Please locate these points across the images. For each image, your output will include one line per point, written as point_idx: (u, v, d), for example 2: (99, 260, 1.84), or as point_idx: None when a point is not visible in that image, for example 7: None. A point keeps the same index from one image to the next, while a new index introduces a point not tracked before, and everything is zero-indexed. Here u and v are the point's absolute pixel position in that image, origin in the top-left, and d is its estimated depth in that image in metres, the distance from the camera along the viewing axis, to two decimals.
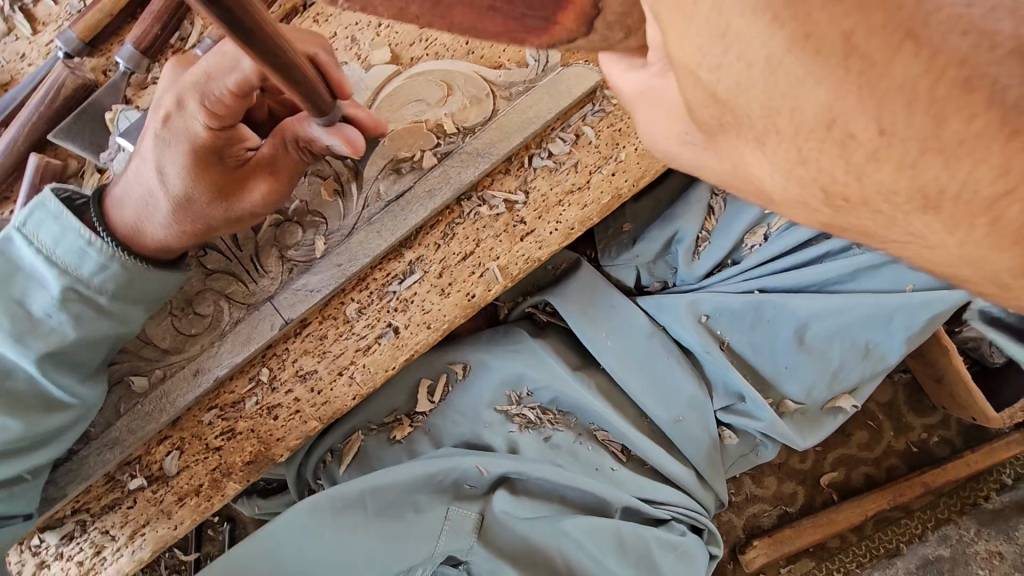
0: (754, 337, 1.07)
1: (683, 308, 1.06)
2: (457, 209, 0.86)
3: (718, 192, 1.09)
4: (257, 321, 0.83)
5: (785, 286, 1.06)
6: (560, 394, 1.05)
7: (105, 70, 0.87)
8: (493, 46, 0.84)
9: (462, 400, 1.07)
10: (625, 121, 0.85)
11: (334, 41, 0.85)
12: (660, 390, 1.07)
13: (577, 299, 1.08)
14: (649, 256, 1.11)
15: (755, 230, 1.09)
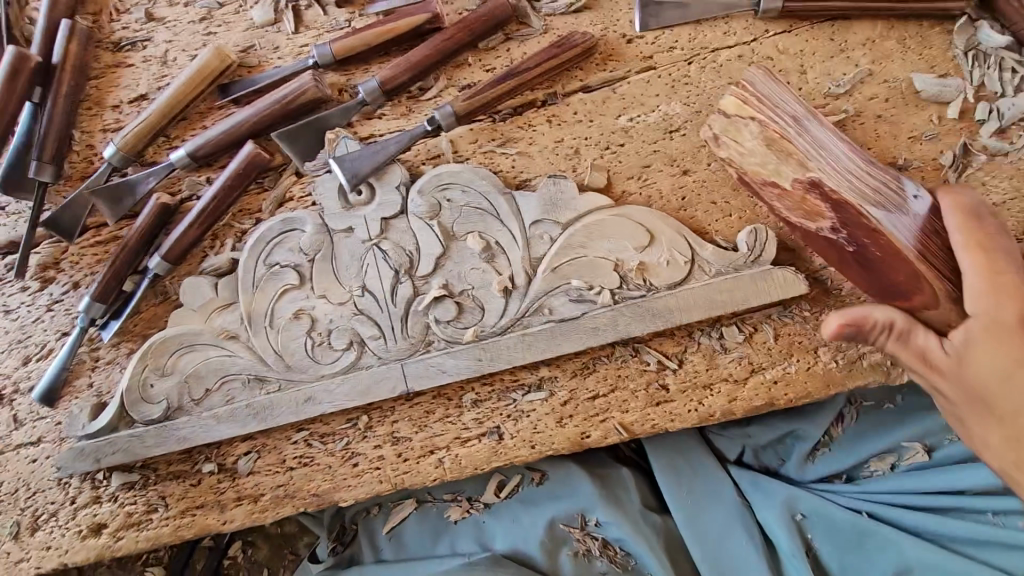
0: (848, 560, 0.93)
1: (782, 499, 0.97)
2: (608, 349, 0.84)
3: (854, 403, 1.00)
4: (381, 377, 0.84)
5: (901, 522, 0.94)
6: (624, 538, 0.96)
7: (341, 88, 0.88)
8: (707, 211, 0.83)
9: (524, 502, 1.01)
10: (809, 338, 0.81)
11: (557, 147, 0.86)
12: (727, 572, 0.94)
13: (672, 449, 1.02)
14: (761, 441, 1.03)
15: (883, 456, 0.98)
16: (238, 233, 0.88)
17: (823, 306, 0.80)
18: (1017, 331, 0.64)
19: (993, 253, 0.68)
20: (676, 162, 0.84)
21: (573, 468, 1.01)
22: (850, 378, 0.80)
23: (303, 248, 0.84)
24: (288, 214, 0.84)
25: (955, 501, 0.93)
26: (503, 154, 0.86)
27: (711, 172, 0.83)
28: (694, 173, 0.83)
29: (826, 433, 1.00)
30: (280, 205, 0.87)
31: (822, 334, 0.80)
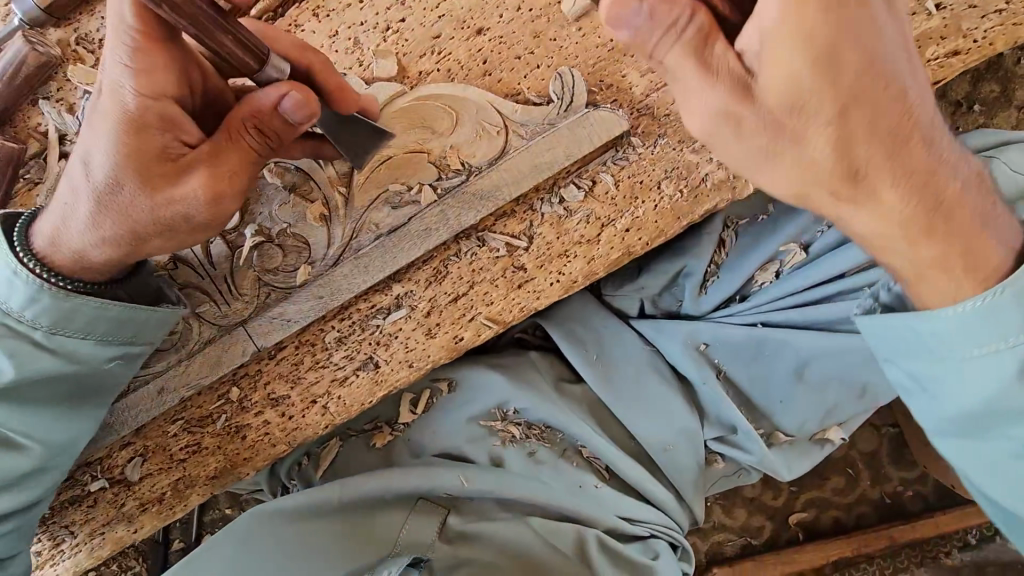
0: (752, 371, 0.97)
1: (682, 336, 0.96)
2: (454, 246, 0.79)
3: (732, 224, 0.97)
4: (228, 345, 0.79)
5: (793, 321, 0.95)
6: (546, 416, 0.97)
7: (72, 43, 0.76)
8: (512, 70, 0.74)
9: (442, 410, 1.01)
10: (648, 174, 0.77)
11: (333, 43, 0.75)
12: (649, 411, 0.98)
13: (570, 324, 0.99)
14: (654, 289, 1.00)
15: (766, 268, 0.96)
16: None
17: (655, 136, 0.76)
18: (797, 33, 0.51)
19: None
20: (466, 23, 0.75)
21: (477, 367, 0.99)
22: (699, 204, 0.77)
23: None
24: None
25: (837, 286, 0.93)
26: None
27: (506, 24, 0.75)
28: (488, 30, 0.75)
29: (712, 262, 0.97)
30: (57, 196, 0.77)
31: (660, 167, 0.77)
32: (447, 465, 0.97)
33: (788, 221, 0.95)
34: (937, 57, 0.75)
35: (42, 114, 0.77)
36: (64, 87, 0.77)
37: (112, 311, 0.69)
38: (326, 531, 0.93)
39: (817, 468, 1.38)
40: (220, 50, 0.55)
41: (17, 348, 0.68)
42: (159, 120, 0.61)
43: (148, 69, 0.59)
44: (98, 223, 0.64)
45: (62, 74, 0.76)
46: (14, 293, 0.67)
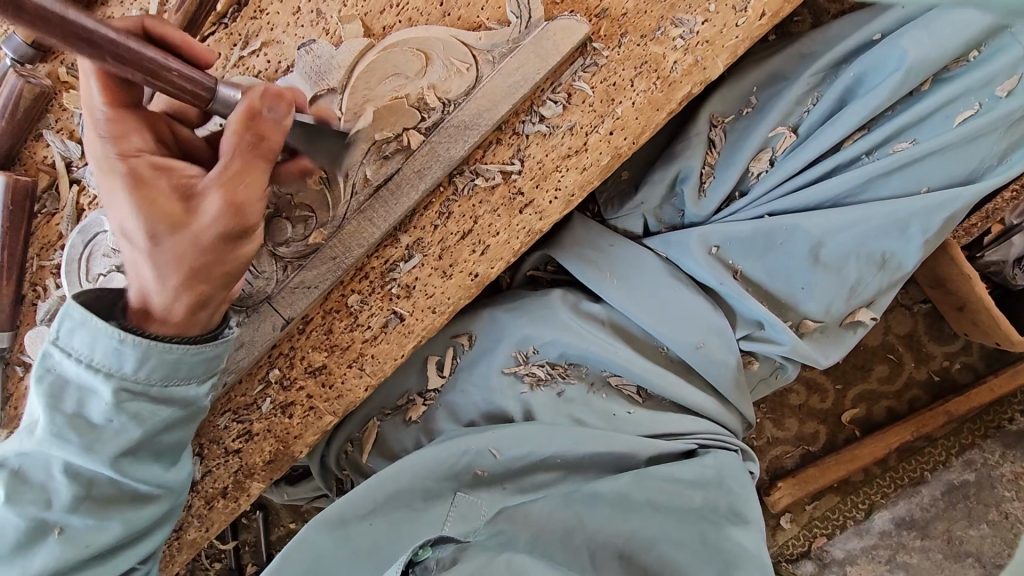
0: (767, 263, 0.98)
1: (692, 241, 0.98)
2: (450, 186, 0.83)
3: (717, 122, 1.02)
4: (256, 323, 0.82)
5: (797, 205, 0.97)
6: (568, 347, 0.99)
7: (62, 75, 0.81)
8: (469, 5, 0.78)
9: (470, 367, 1.04)
10: (620, 75, 0.79)
11: (298, 17, 0.79)
12: (675, 318, 0.99)
13: (582, 251, 1.03)
14: (653, 201, 1.03)
15: (760, 155, 0.99)
16: (54, 269, 0.83)
17: (618, 37, 0.79)
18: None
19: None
20: None
21: (502, 310, 1.03)
22: (674, 92, 0.79)
23: (115, 246, 0.79)
24: (81, 224, 0.81)
25: (832, 162, 0.97)
26: (251, 54, 0.79)
27: None
28: None
29: (705, 165, 1.02)
30: (78, 220, 0.82)
31: (630, 66, 0.79)
32: (480, 435, 0.98)
33: (769, 109, 1.00)
34: None
35: (48, 144, 0.82)
36: (62, 116, 0.81)
37: (207, 352, 0.70)
38: (375, 530, 0.96)
39: (858, 361, 1.37)
40: (171, 86, 0.60)
41: (136, 408, 0.68)
42: (155, 169, 0.66)
43: (122, 135, 0.66)
44: (162, 278, 0.65)
45: (58, 104, 0.81)
46: (120, 357, 0.66)
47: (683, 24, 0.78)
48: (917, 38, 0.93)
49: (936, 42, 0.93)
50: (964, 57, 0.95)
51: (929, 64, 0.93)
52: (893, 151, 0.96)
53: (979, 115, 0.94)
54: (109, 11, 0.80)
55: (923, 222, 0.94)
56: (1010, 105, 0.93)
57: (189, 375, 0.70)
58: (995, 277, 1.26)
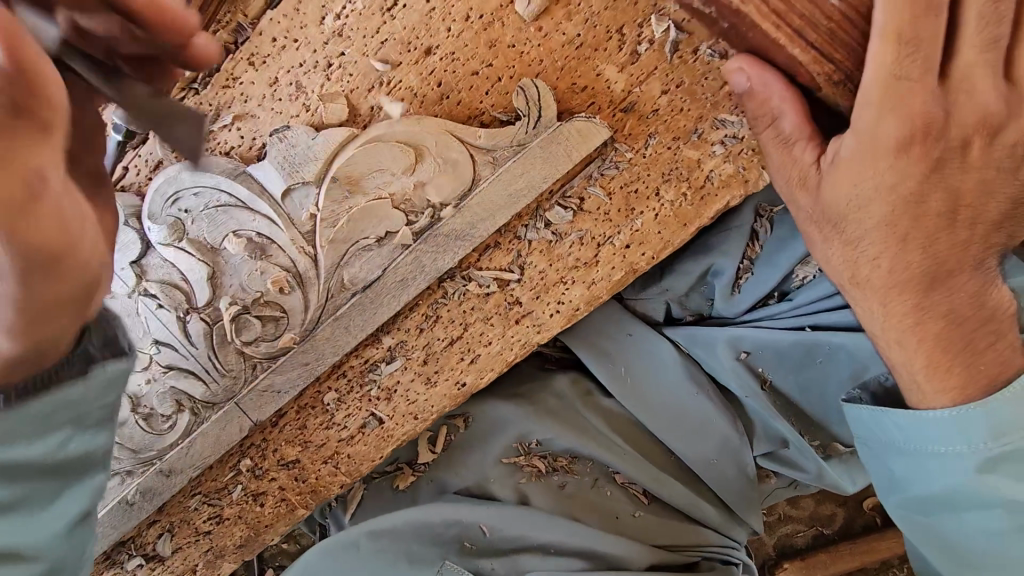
0: (801, 380, 0.89)
1: (721, 345, 0.88)
2: (440, 289, 0.72)
3: (764, 213, 0.85)
4: (224, 423, 0.77)
5: (848, 323, 0.85)
6: (576, 446, 0.92)
7: None
8: (472, 89, 0.66)
9: (464, 452, 0.94)
10: (645, 180, 0.67)
11: (277, 90, 0.68)
12: (685, 428, 0.92)
13: (595, 340, 0.92)
14: (681, 290, 0.91)
15: (807, 260, 0.86)
16: None
17: (645, 137, 0.66)
18: (903, 149, 0.51)
19: (923, 49, 0.48)
20: (412, 44, 0.66)
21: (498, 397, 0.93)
22: (708, 207, 0.68)
23: None
24: None
25: None
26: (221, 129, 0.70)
27: (455, 37, 0.65)
28: (437, 47, 0.65)
29: (744, 257, 0.87)
30: None
31: (657, 171, 0.67)
32: (471, 509, 0.91)
33: None
34: None
35: None
36: None
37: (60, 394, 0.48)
38: None
39: None
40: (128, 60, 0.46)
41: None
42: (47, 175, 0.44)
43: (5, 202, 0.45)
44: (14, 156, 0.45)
45: None
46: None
47: (727, 127, 0.65)
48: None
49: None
50: None
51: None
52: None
53: None
54: None
55: None
56: None
57: (38, 423, 0.48)
58: None
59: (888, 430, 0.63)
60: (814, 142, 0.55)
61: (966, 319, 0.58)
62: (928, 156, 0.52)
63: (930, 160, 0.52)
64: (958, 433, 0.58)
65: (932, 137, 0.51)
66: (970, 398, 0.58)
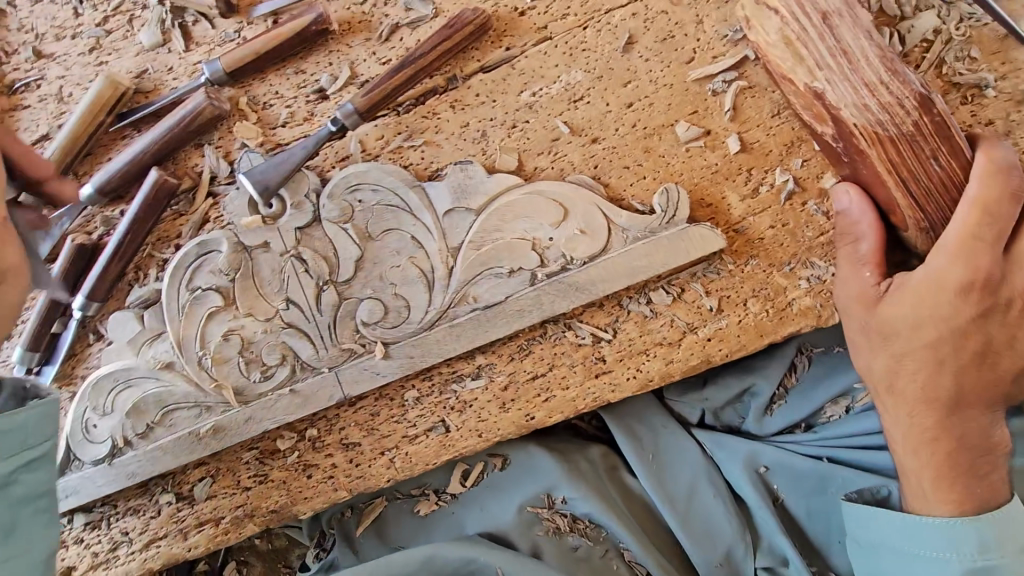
0: (810, 504, 0.96)
1: (743, 455, 0.98)
2: (541, 329, 0.83)
3: (806, 351, 0.98)
4: (318, 387, 0.84)
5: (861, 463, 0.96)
6: (596, 512, 0.97)
7: (241, 102, 0.88)
8: (621, 178, 0.81)
9: (493, 491, 1.01)
10: (737, 290, 0.80)
11: (465, 132, 0.84)
12: (697, 523, 0.97)
13: (631, 421, 1.02)
14: (718, 402, 1.02)
15: (836, 401, 0.99)
16: (162, 262, 0.88)
17: (746, 257, 0.80)
18: (964, 289, 0.69)
19: (998, 223, 0.69)
20: (584, 131, 0.82)
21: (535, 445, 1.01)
22: (783, 326, 0.80)
23: (222, 268, 0.84)
24: (202, 237, 0.84)
25: None
26: (409, 147, 0.85)
27: (620, 137, 0.82)
28: (603, 140, 0.82)
29: (781, 384, 1.00)
30: (199, 228, 0.88)
31: (749, 286, 0.80)
32: (490, 548, 0.96)
33: None
34: None
35: (203, 156, 0.88)
36: (226, 136, 0.88)
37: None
38: None
39: None
40: None
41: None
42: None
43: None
44: None
45: (228, 126, 0.88)
46: None
47: (813, 268, 0.79)
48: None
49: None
50: None
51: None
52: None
53: None
54: (303, 65, 0.87)
55: None
56: None
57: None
58: None
59: (884, 527, 0.77)
60: (881, 270, 0.73)
61: (973, 448, 0.73)
62: (980, 303, 0.70)
63: (981, 307, 0.70)
64: (952, 534, 0.72)
65: (988, 288, 0.70)
66: (967, 510, 0.72)
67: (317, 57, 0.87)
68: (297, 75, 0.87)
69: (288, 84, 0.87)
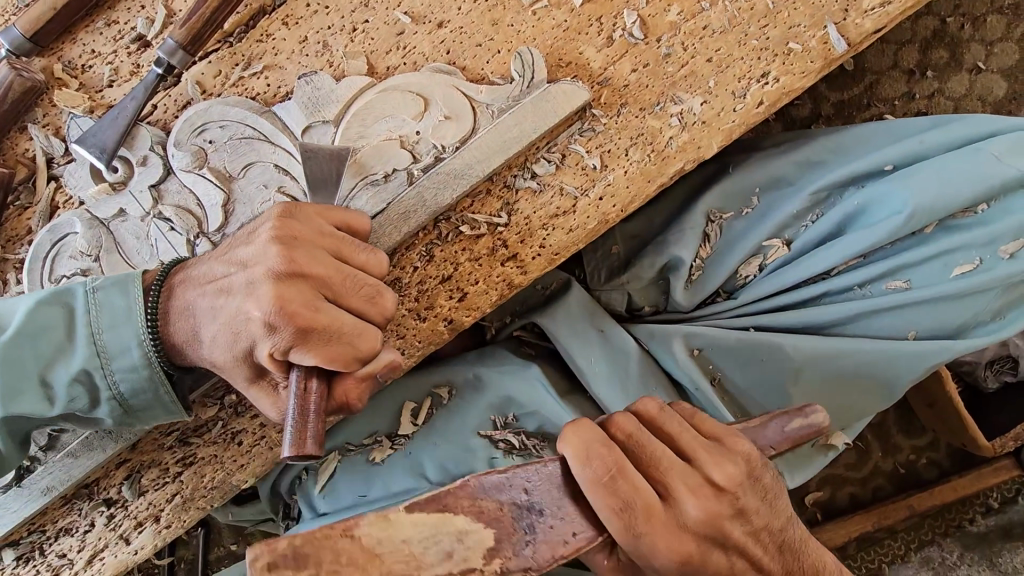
0: (752, 375, 0.85)
1: (675, 338, 0.86)
2: (433, 230, 0.81)
3: (715, 218, 0.89)
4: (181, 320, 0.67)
5: (783, 324, 0.85)
6: (549, 422, 0.87)
7: (56, 70, 0.80)
8: (476, 57, 0.79)
9: (441, 424, 0.88)
10: (615, 142, 0.80)
11: (304, 47, 0.79)
12: None
13: (570, 324, 0.89)
14: (643, 281, 0.91)
15: (748, 261, 0.88)
16: (16, 264, 0.79)
17: (617, 107, 0.79)
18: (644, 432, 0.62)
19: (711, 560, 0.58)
20: (427, 17, 0.79)
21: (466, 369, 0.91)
22: (667, 167, 0.79)
23: (82, 250, 0.77)
24: (52, 223, 0.78)
25: (820, 288, 0.84)
26: (251, 76, 0.79)
27: (465, 15, 0.79)
28: (448, 22, 0.79)
29: (697, 257, 0.89)
30: (50, 217, 0.79)
31: (626, 136, 0.80)
32: None
33: (770, 215, 0.87)
34: (874, 8, 0.78)
35: (31, 138, 0.80)
36: (50, 111, 0.80)
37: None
38: None
39: None
40: None
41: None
42: None
43: None
44: None
45: (48, 100, 0.80)
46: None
47: (682, 103, 0.79)
48: (926, 182, 0.80)
49: (948, 188, 0.80)
50: (972, 208, 0.82)
51: (937, 212, 0.80)
52: (887, 289, 0.83)
53: (979, 272, 0.80)
54: (114, 16, 0.81)
55: (906, 366, 0.82)
56: (1010, 268, 0.80)
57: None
58: (965, 377, 1.19)
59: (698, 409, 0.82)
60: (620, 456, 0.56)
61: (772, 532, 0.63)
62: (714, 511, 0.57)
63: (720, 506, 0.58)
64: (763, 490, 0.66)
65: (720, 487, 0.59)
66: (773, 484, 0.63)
67: (128, 3, 0.80)
68: (110, 27, 0.80)
69: (103, 39, 0.80)
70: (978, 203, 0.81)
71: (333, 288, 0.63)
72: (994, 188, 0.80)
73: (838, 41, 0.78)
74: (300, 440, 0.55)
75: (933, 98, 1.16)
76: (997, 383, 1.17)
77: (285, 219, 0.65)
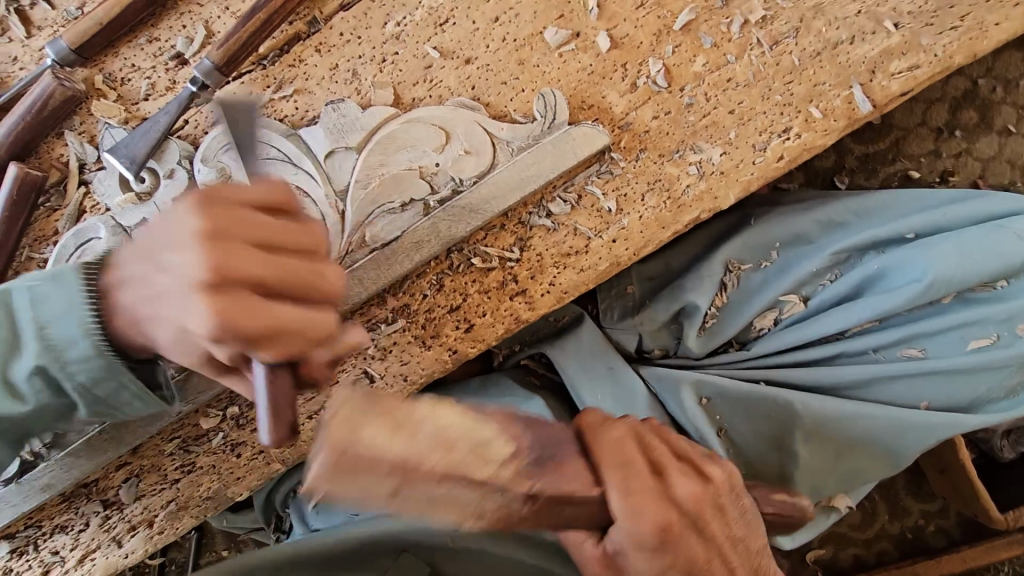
0: (760, 431, 0.83)
1: (684, 382, 0.85)
2: (446, 260, 0.81)
3: (734, 267, 0.88)
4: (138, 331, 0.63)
5: (795, 381, 0.83)
6: None
7: (96, 81, 0.83)
8: (500, 94, 0.80)
9: None
10: (632, 186, 0.80)
11: (334, 75, 0.81)
12: None
13: (578, 360, 0.89)
14: (656, 323, 0.90)
15: (764, 313, 0.87)
16: (39, 263, 0.81)
17: (636, 152, 0.80)
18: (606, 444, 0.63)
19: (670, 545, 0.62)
20: (455, 54, 0.81)
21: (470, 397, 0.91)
22: (683, 214, 0.79)
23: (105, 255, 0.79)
24: (78, 226, 0.80)
25: (835, 348, 0.83)
26: (281, 98, 0.81)
27: (492, 53, 0.80)
28: (476, 59, 0.80)
29: (713, 305, 0.88)
30: (76, 221, 0.82)
31: (644, 180, 0.80)
32: None
33: (792, 269, 0.86)
34: (900, 72, 0.78)
35: (66, 144, 0.83)
36: (86, 120, 0.83)
37: None
38: None
39: None
40: None
41: None
42: None
43: None
44: None
45: (85, 109, 0.83)
46: None
47: (701, 153, 0.79)
48: (947, 251, 0.79)
49: (971, 261, 0.79)
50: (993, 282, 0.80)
51: (956, 283, 0.79)
52: (901, 356, 0.81)
53: (997, 347, 0.79)
54: (156, 33, 0.84)
55: (918, 437, 0.79)
56: None
57: None
58: (980, 444, 1.16)
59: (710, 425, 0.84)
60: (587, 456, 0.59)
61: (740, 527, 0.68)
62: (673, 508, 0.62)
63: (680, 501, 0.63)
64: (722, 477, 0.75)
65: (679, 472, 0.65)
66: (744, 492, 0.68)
67: (170, 22, 0.84)
68: (152, 44, 0.83)
69: (143, 54, 0.83)
70: (999, 278, 0.80)
71: (285, 288, 0.54)
72: (1016, 265, 0.79)
73: (862, 102, 0.78)
74: (275, 424, 0.50)
75: (960, 158, 1.15)
76: (1014, 454, 1.13)
77: (203, 210, 0.54)
